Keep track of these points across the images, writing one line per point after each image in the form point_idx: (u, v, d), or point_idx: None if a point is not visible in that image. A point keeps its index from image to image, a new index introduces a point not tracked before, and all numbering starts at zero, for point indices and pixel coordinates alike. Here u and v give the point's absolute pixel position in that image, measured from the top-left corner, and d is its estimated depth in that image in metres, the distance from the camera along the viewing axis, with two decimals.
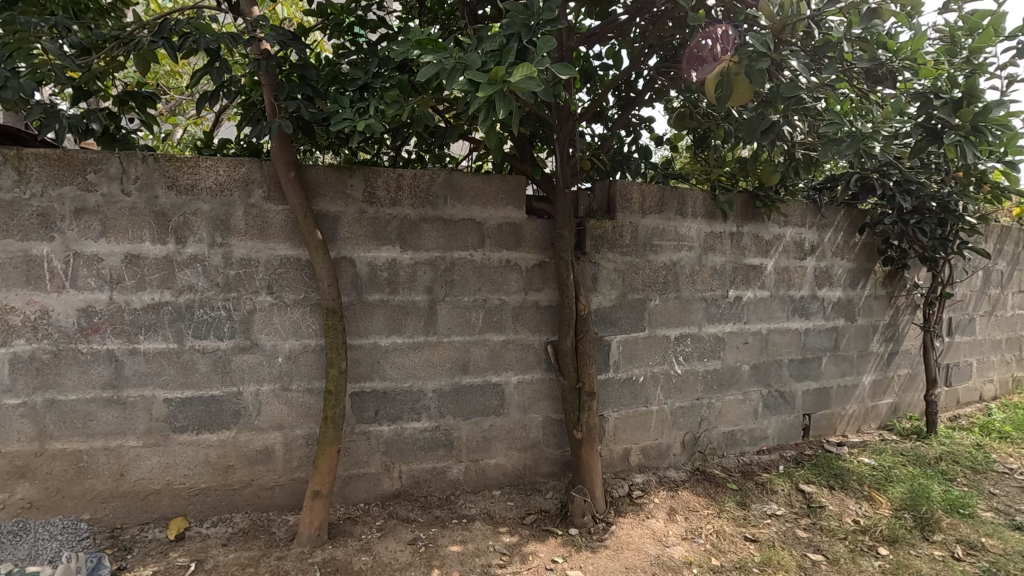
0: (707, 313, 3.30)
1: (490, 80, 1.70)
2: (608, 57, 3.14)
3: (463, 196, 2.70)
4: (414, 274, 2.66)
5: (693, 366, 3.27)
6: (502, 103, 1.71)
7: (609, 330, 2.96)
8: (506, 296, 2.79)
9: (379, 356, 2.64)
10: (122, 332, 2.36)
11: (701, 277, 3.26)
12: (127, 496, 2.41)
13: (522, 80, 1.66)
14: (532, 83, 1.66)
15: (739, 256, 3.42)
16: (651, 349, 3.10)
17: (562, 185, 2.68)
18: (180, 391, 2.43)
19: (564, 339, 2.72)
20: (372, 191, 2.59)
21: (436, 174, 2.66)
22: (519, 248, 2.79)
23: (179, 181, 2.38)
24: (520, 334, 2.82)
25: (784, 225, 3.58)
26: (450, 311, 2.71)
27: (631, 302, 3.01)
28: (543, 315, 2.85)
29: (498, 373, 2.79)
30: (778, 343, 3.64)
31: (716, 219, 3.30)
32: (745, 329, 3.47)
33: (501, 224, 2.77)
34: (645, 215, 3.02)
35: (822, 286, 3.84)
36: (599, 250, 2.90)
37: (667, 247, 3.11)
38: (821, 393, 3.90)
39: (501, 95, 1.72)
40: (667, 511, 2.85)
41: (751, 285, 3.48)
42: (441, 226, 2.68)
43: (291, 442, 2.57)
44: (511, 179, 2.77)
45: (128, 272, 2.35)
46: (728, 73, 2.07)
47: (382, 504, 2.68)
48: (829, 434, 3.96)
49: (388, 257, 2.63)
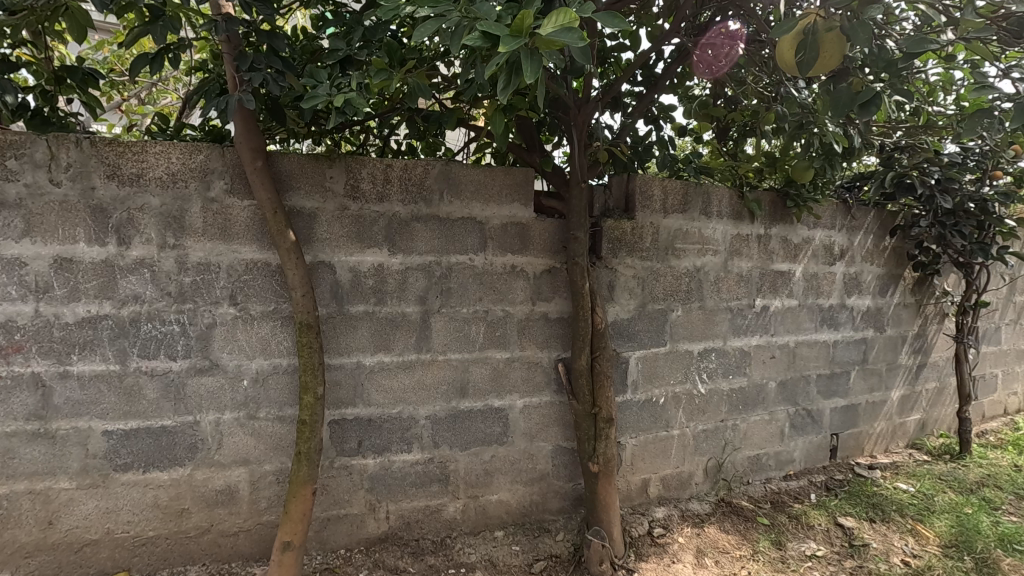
0: (732, 325, 2.96)
1: (514, 31, 1.31)
2: (624, 36, 2.79)
3: (462, 192, 2.33)
4: (405, 281, 2.28)
5: (717, 384, 2.92)
6: (527, 64, 1.33)
7: (626, 345, 2.60)
8: (511, 307, 2.42)
9: (363, 378, 2.26)
10: (50, 351, 1.96)
11: (726, 284, 2.92)
12: (57, 549, 2.01)
13: (558, 32, 1.28)
14: (570, 36, 1.27)
15: (767, 261, 3.08)
16: (672, 367, 2.75)
17: (577, 176, 2.32)
18: (123, 422, 2.03)
19: (578, 358, 2.36)
20: (356, 184, 2.21)
21: (431, 165, 2.29)
22: (526, 251, 2.42)
23: (122, 169, 1.98)
24: (527, 351, 2.45)
25: (813, 227, 3.25)
26: (446, 325, 2.34)
27: (651, 313, 2.65)
28: (553, 328, 2.48)
29: (501, 396, 2.42)
30: (806, 356, 3.31)
31: (743, 219, 2.96)
32: (772, 343, 3.13)
33: (506, 224, 2.40)
34: (666, 215, 2.66)
35: (851, 294, 3.51)
36: (616, 254, 2.54)
37: (691, 251, 2.76)
38: (850, 411, 3.57)
39: (526, 53, 1.34)
40: (694, 553, 2.50)
41: (778, 294, 3.14)
42: (436, 226, 2.31)
43: (258, 480, 2.17)
44: (516, 173, 2.40)
45: (57, 279, 1.95)
46: (816, 29, 1.63)
47: (366, 550, 2.30)
48: (858, 455, 3.64)
49: (374, 262, 2.24)
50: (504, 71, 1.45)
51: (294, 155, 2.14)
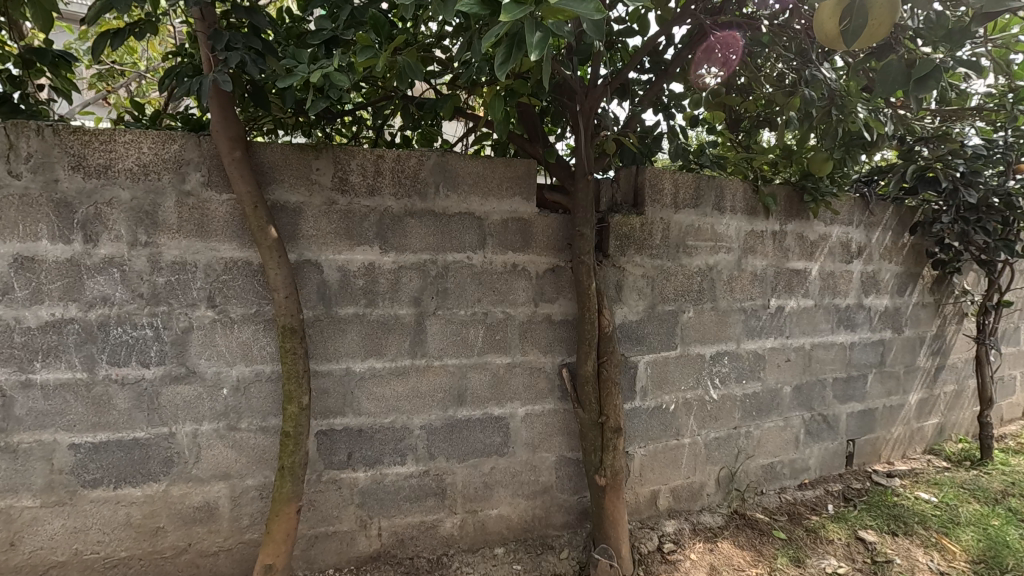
0: (746, 327, 2.80)
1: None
2: (632, 20, 2.61)
3: (459, 186, 2.17)
4: (398, 281, 2.12)
5: (730, 390, 2.76)
6: (532, 34, 1.17)
7: (635, 349, 2.44)
8: (512, 309, 2.25)
9: (353, 386, 2.10)
10: (11, 358, 1.80)
11: (739, 284, 2.76)
12: (20, 571, 1.86)
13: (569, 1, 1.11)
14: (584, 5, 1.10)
15: (782, 259, 2.91)
16: (683, 371, 2.59)
17: (583, 167, 2.15)
18: (91, 434, 1.87)
19: (583, 364, 2.20)
20: (345, 178, 2.04)
21: (425, 156, 2.12)
22: (528, 249, 2.26)
23: (89, 160, 1.82)
24: (529, 356, 2.29)
25: (830, 223, 3.08)
26: (442, 328, 2.18)
27: (661, 315, 2.49)
28: (557, 332, 2.32)
29: (502, 404, 2.26)
30: (822, 359, 3.15)
31: (757, 215, 2.79)
32: (787, 345, 2.97)
33: (506, 220, 2.24)
34: (678, 210, 2.50)
35: (869, 293, 3.35)
36: (624, 251, 2.38)
37: (703, 249, 2.60)
38: (867, 416, 3.41)
39: (531, 21, 1.18)
40: (707, 571, 2.34)
41: (794, 293, 2.98)
42: (431, 222, 2.15)
43: (239, 496, 2.02)
44: (518, 165, 2.24)
45: (17, 280, 1.79)
46: None
47: (356, 570, 2.14)
48: (874, 462, 3.48)
49: (364, 260, 2.08)
50: (505, 44, 1.30)
51: (277, 145, 1.97)
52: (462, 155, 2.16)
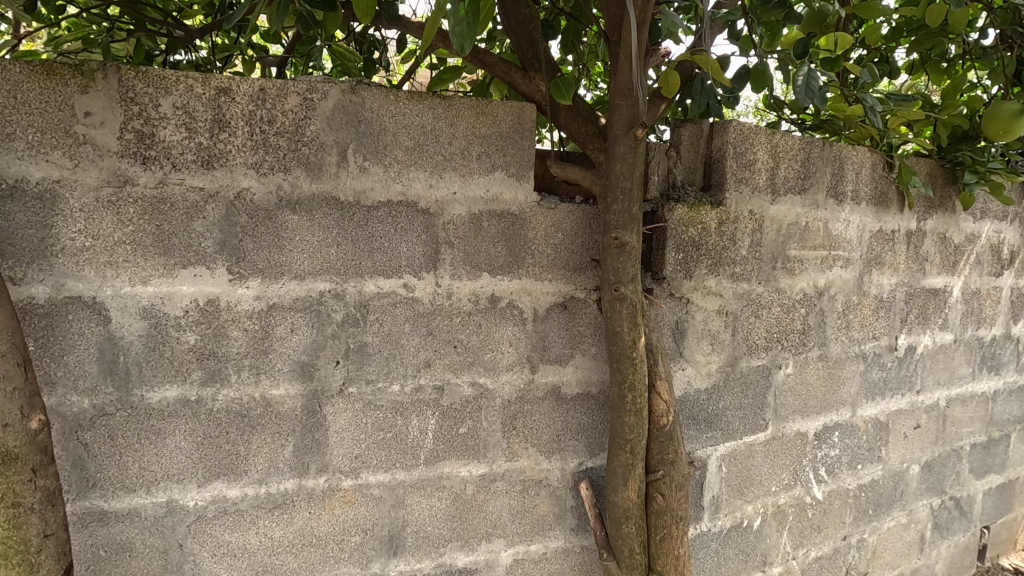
0: (865, 382, 1.78)
1: None
2: None
3: (387, 152, 1.14)
4: (268, 337, 1.11)
5: (841, 483, 1.75)
6: None
7: (703, 438, 1.43)
8: (488, 380, 1.24)
9: (182, 536, 1.10)
10: None
11: (859, 317, 1.73)
12: None
13: None
14: None
15: (917, 275, 1.88)
16: (774, 463, 1.58)
17: (625, 114, 1.11)
18: None
19: (619, 487, 1.19)
20: (149, 133, 1.02)
21: (319, 92, 1.09)
22: (517, 270, 1.24)
23: None
24: (521, 462, 1.28)
25: (982, 217, 2.04)
26: (357, 421, 1.17)
27: (743, 377, 1.48)
28: (569, 417, 1.30)
29: (471, 547, 1.27)
30: (960, 419, 2.12)
31: (890, 206, 1.75)
32: (917, 405, 1.95)
33: (480, 215, 1.21)
34: (774, 198, 1.47)
35: (1019, 318, 2.30)
36: (690, 271, 1.35)
37: (809, 263, 1.58)
38: (1005, 492, 2.39)
39: None
40: None
41: (930, 326, 1.95)
42: (334, 221, 1.12)
43: None
44: (499, 116, 1.20)
45: None
46: None
47: None
48: (1009, 552, 2.48)
49: (196, 297, 1.07)
50: None
51: None
52: (392, 92, 1.14)
